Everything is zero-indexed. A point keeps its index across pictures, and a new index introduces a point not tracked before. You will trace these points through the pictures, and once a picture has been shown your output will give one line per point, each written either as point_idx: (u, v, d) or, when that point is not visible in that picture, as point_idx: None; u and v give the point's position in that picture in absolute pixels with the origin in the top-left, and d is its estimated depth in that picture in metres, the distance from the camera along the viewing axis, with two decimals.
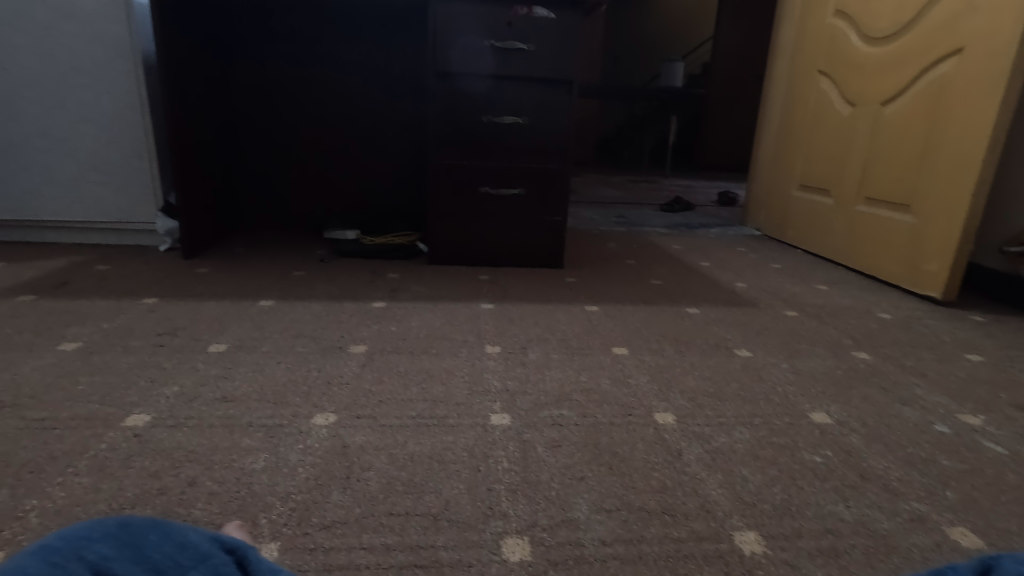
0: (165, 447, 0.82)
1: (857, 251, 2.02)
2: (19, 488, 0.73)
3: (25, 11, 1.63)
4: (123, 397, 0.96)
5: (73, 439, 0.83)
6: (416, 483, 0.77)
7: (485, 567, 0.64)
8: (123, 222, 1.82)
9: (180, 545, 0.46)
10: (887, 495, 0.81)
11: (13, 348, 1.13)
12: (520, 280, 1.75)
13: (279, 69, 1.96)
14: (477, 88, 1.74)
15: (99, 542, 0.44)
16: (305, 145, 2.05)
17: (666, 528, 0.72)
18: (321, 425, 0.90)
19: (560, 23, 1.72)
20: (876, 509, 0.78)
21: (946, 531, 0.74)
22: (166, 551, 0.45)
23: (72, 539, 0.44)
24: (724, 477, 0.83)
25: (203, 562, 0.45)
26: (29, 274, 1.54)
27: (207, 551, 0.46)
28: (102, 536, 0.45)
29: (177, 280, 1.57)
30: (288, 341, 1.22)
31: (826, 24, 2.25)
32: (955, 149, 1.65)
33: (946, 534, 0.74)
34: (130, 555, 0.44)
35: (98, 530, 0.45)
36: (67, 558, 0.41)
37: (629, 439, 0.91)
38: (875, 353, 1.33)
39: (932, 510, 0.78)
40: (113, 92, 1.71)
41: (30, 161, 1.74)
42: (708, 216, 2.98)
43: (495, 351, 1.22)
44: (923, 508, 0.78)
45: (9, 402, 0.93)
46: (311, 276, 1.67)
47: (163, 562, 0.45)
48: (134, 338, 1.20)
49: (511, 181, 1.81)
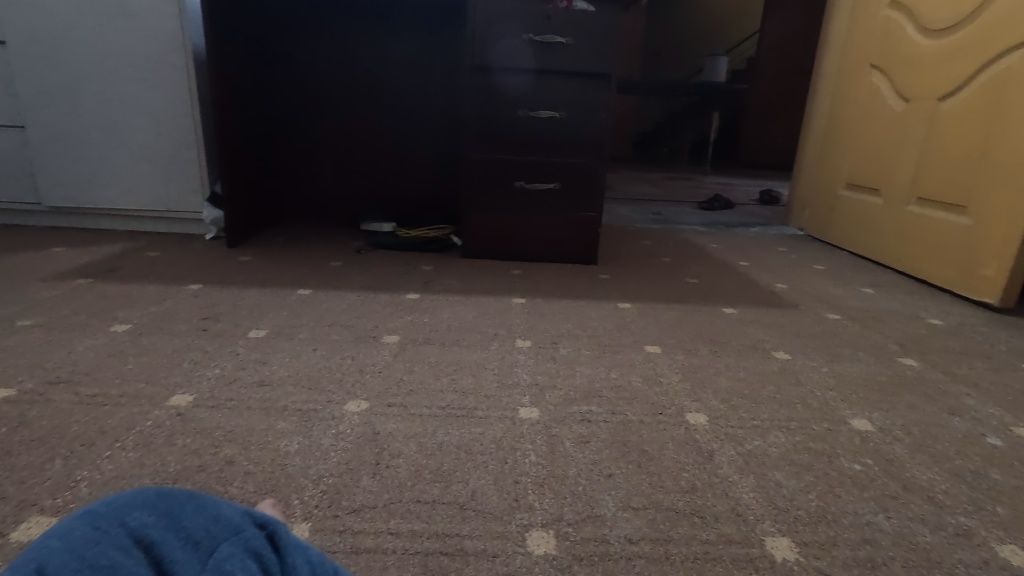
0: (206, 426, 0.86)
1: (907, 253, 1.94)
2: (72, 458, 0.77)
3: (85, 8, 1.72)
4: (168, 378, 1.00)
5: (119, 416, 0.88)
6: (444, 472, 0.78)
7: (510, 558, 0.64)
8: (172, 211, 1.90)
9: (215, 517, 0.48)
10: (931, 508, 0.77)
11: (69, 327, 1.19)
12: (553, 276, 1.74)
13: (320, 64, 2.00)
14: (513, 82, 1.74)
15: (140, 510, 0.45)
16: (343, 138, 2.09)
17: (694, 529, 0.70)
18: (353, 411, 0.92)
19: (599, 17, 1.70)
20: (918, 521, 0.74)
21: (995, 549, 0.70)
22: (202, 522, 0.47)
23: (113, 506, 0.45)
24: (756, 480, 0.81)
25: (237, 534, 0.48)
26: (85, 259, 1.62)
27: (239, 524, 0.49)
28: (143, 504, 0.46)
29: (220, 267, 1.63)
30: (323, 329, 1.25)
31: (881, 16, 2.15)
32: (1018, 146, 1.56)
33: (995, 551, 0.70)
34: (169, 524, 0.45)
35: (138, 498, 0.47)
36: (110, 523, 0.43)
37: (659, 437, 0.90)
38: (924, 360, 1.27)
39: (980, 526, 0.74)
40: (164, 86, 1.78)
41: (88, 151, 1.83)
42: (748, 215, 2.90)
43: (526, 345, 1.22)
44: (970, 523, 0.75)
45: (64, 377, 0.99)
46: (347, 267, 1.71)
47: (200, 533, 0.46)
48: (179, 322, 1.25)
49: (545, 175, 1.81)
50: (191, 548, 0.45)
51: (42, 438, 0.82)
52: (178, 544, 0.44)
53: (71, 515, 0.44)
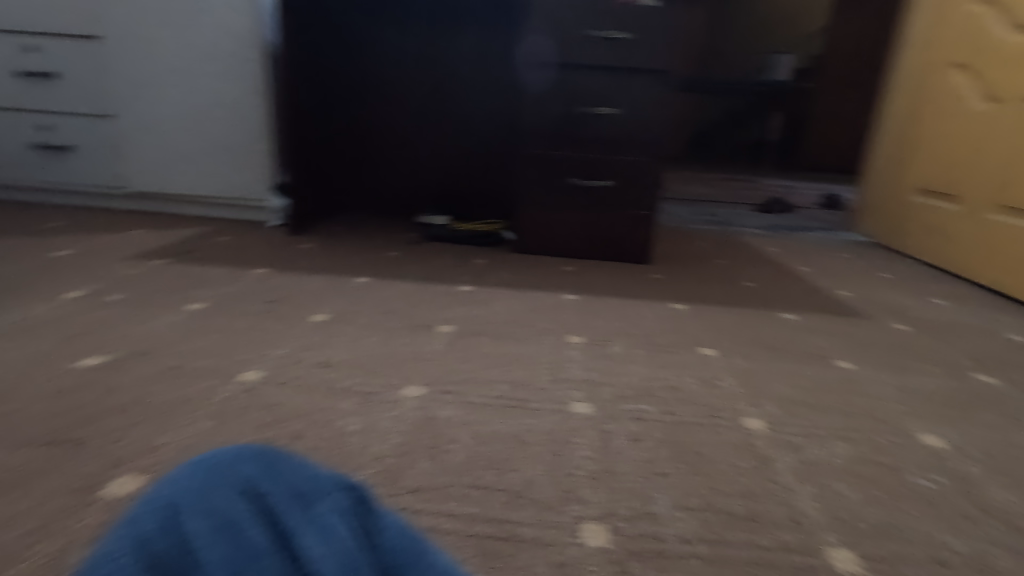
0: (274, 402, 0.90)
1: (988, 264, 1.82)
2: (155, 424, 0.83)
3: (170, 5, 1.82)
4: (239, 355, 1.06)
5: (195, 388, 0.93)
6: (498, 460, 0.79)
7: (563, 548, 0.65)
8: (240, 198, 1.99)
9: (311, 477, 0.45)
10: (1010, 533, 0.73)
11: (150, 303, 1.27)
12: (605, 274, 1.73)
13: (383, 59, 2.05)
14: (572, 78, 1.74)
15: (244, 463, 0.44)
16: (401, 132, 2.13)
17: (750, 534, 0.69)
18: (410, 396, 0.95)
19: (664, 13, 1.67)
20: (994, 544, 0.70)
21: None
22: (297, 479, 0.44)
23: (222, 457, 0.45)
24: (817, 490, 0.78)
25: (327, 495, 0.44)
26: (163, 241, 1.73)
27: (335, 487, 0.45)
28: (249, 457, 0.45)
29: (284, 253, 1.70)
30: (380, 316, 1.29)
31: (967, 12, 2.03)
32: None
33: None
34: (267, 477, 0.43)
35: (246, 451, 0.45)
36: (213, 473, 0.42)
37: (714, 440, 0.88)
38: (1003, 378, 1.19)
39: None
40: (238, 79, 1.87)
41: (167, 140, 1.94)
42: (809, 219, 2.79)
43: (578, 341, 1.22)
44: None
45: (147, 349, 1.06)
46: (403, 257, 1.75)
47: (293, 490, 0.43)
48: (248, 303, 1.32)
49: (600, 172, 1.80)
50: (293, 501, 0.42)
51: (128, 405, 0.88)
52: (282, 497, 0.42)
53: (180, 468, 0.43)
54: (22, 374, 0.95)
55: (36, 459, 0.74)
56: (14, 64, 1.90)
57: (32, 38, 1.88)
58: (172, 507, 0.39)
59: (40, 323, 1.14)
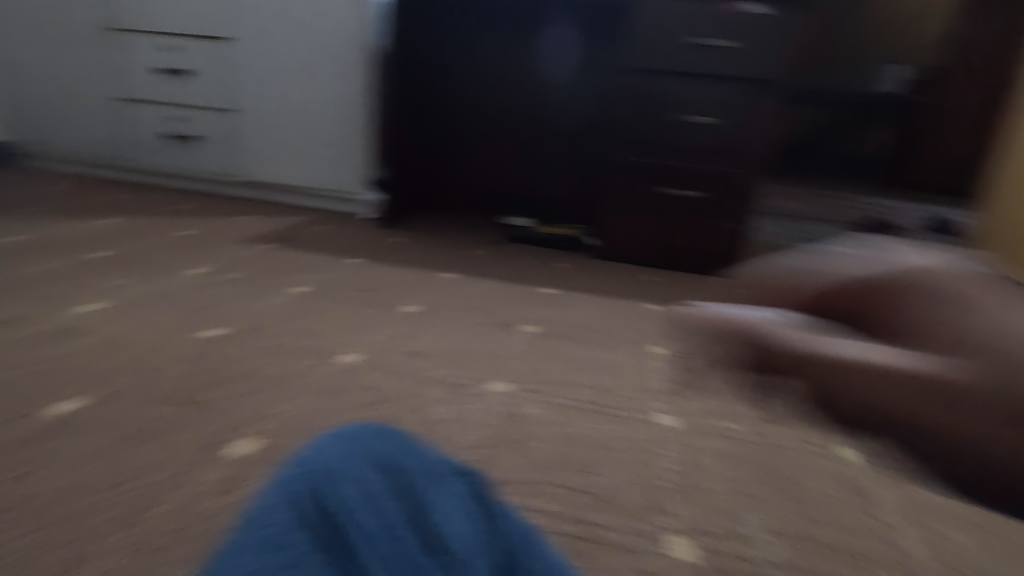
0: (370, 385, 0.96)
1: None
2: (266, 395, 0.90)
3: (292, 11, 1.97)
4: (337, 338, 1.13)
5: (300, 365, 1.01)
6: (582, 462, 0.80)
7: (647, 557, 0.65)
8: (339, 191, 2.12)
9: (436, 460, 0.48)
10: None
11: (260, 284, 1.39)
12: (689, 286, 1.69)
13: (481, 63, 2.09)
14: (672, 86, 1.71)
15: (378, 440, 0.47)
16: (493, 135, 2.17)
17: (846, 568, 0.66)
18: (496, 392, 0.97)
19: (774, 21, 1.62)
20: None
21: None
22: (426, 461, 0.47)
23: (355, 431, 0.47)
24: (923, 531, 0.73)
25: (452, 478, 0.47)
26: (270, 227, 1.87)
27: (454, 471, 0.49)
28: (379, 434, 0.48)
29: (377, 245, 1.79)
30: (467, 312, 1.32)
31: None
32: None
33: None
34: (402, 455, 0.46)
35: (373, 428, 0.48)
36: (357, 445, 0.45)
37: (807, 467, 0.84)
38: None
39: None
40: (348, 80, 2.00)
41: (280, 135, 2.10)
42: (918, 243, 2.58)
43: (661, 353, 1.21)
44: None
45: (258, 326, 1.15)
46: (487, 257, 1.79)
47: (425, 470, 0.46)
48: (344, 290, 1.40)
49: (693, 182, 1.75)
50: (424, 479, 0.46)
51: (243, 375, 0.97)
52: (416, 474, 0.46)
53: (316, 439, 0.45)
54: (155, 339, 1.06)
55: (170, 415, 0.83)
56: (156, 62, 2.12)
57: (172, 38, 2.09)
58: (323, 471, 0.41)
59: (168, 295, 1.27)
